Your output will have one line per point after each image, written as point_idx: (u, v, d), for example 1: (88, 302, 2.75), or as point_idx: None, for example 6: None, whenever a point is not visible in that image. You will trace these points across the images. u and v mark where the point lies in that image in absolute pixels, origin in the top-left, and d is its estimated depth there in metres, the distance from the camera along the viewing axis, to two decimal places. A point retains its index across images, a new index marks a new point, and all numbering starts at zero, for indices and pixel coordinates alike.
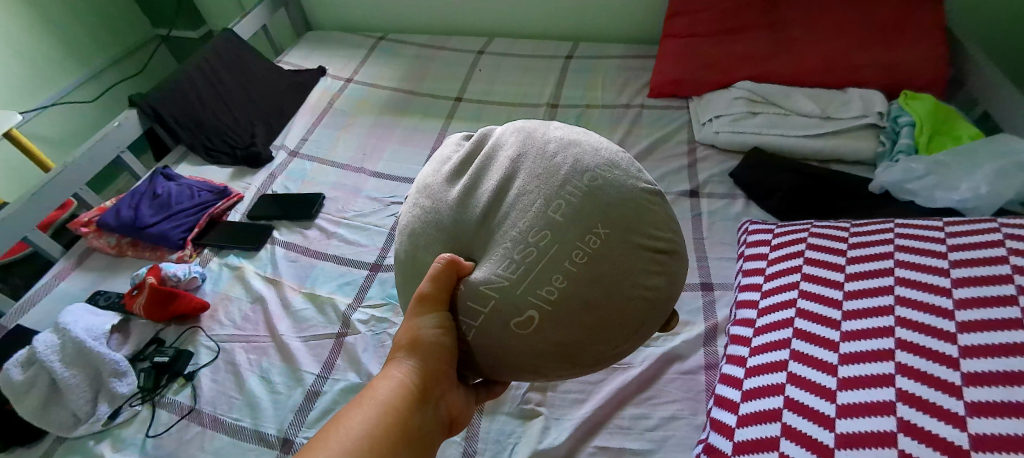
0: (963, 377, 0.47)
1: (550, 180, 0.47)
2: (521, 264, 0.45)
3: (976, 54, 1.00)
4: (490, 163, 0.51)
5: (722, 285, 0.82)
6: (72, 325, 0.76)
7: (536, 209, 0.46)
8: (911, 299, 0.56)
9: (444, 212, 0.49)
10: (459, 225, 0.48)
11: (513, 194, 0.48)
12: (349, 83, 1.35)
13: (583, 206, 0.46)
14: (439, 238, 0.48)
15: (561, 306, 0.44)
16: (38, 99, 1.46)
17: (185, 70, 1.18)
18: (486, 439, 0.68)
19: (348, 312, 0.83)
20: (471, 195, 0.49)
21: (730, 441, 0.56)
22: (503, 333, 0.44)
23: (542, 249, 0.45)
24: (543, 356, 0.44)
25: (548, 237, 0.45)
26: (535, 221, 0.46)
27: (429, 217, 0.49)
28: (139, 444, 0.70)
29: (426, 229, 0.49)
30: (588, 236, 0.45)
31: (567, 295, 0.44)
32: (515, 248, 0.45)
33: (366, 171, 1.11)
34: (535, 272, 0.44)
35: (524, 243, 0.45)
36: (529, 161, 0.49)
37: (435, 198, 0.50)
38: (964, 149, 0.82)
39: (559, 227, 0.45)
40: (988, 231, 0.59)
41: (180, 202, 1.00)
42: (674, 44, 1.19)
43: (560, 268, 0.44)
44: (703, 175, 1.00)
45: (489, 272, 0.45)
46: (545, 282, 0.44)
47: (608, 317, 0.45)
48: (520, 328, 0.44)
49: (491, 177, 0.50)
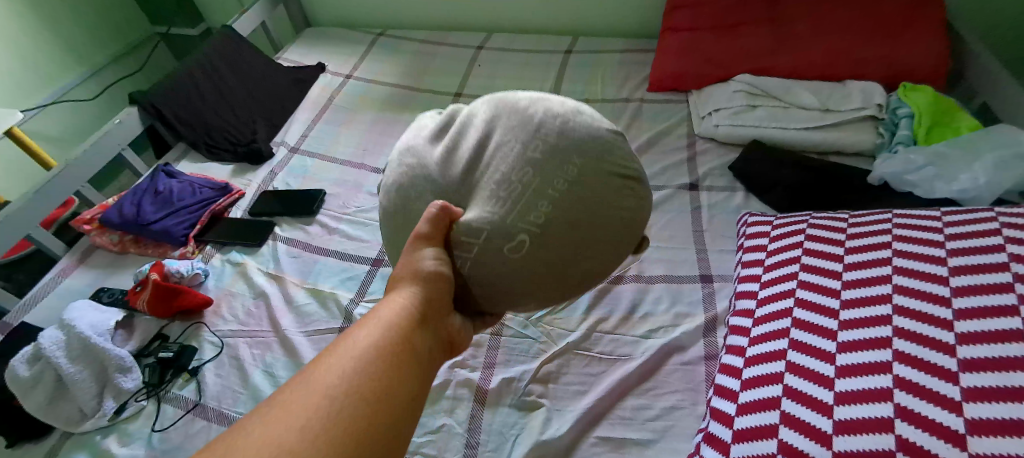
0: (959, 364, 0.48)
1: (526, 124, 0.48)
2: (508, 199, 0.46)
3: (976, 46, 1.00)
4: (467, 122, 0.52)
5: (722, 277, 0.82)
6: (78, 321, 0.76)
7: (517, 149, 0.47)
8: (908, 288, 0.56)
9: (431, 167, 0.49)
10: (444, 177, 0.49)
11: (494, 141, 0.48)
12: (348, 79, 1.36)
13: (559, 142, 0.47)
14: (426, 191, 0.49)
15: (552, 232, 0.46)
16: (39, 97, 1.47)
17: (187, 69, 1.19)
18: (489, 430, 0.68)
19: (351, 307, 0.84)
20: (453, 149, 0.50)
21: (730, 430, 0.57)
22: (499, 266, 0.46)
23: (526, 182, 0.46)
24: (537, 279, 0.46)
25: (531, 173, 0.46)
26: (516, 160, 0.46)
27: (415, 174, 0.49)
28: (146, 438, 0.71)
29: (413, 186, 0.49)
30: (569, 167, 0.46)
31: (556, 223, 0.46)
32: (501, 186, 0.46)
33: (367, 166, 1.11)
34: (522, 202, 0.46)
35: (508, 182, 0.46)
36: (505, 113, 0.49)
37: (419, 155, 0.51)
38: (963, 140, 0.82)
39: (539, 161, 0.46)
40: (985, 220, 0.60)
41: (182, 199, 1.00)
42: (674, 37, 1.19)
43: (546, 200, 0.46)
44: (704, 168, 1.00)
45: (477, 214, 0.46)
46: (532, 209, 0.45)
47: (596, 238, 0.47)
48: (514, 253, 0.46)
49: (471, 133, 0.50)
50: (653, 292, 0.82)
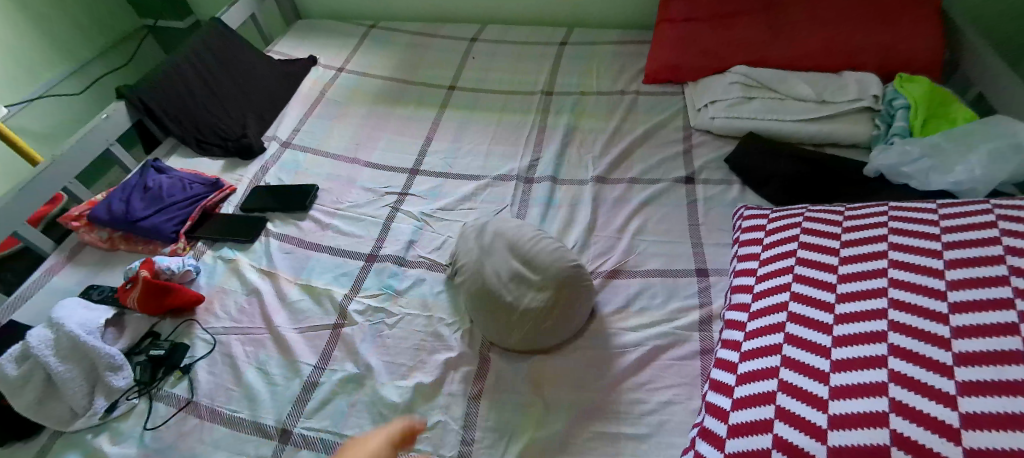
0: (955, 358, 0.47)
1: (518, 276, 0.74)
2: (510, 311, 0.72)
3: (972, 36, 0.99)
4: (489, 254, 0.78)
5: (718, 271, 0.82)
6: (66, 319, 0.75)
7: (510, 292, 0.73)
8: (904, 281, 0.56)
9: (478, 275, 0.76)
10: (480, 285, 0.75)
11: (498, 280, 0.74)
12: (341, 72, 1.34)
13: (537, 285, 0.72)
14: (485, 294, 0.74)
15: (546, 323, 0.71)
16: (24, 92, 1.44)
17: (176, 62, 1.17)
18: (485, 426, 0.68)
19: (345, 303, 0.83)
20: (489, 263, 0.77)
21: (725, 425, 0.56)
22: (524, 328, 0.71)
23: (519, 299, 0.72)
24: (542, 336, 0.71)
25: (534, 286, 0.72)
26: (512, 296, 0.73)
27: (476, 278, 0.76)
28: (139, 437, 0.70)
29: (478, 286, 0.75)
30: (555, 271, 0.72)
31: (552, 313, 0.71)
32: (522, 301, 0.72)
33: (360, 161, 1.10)
34: (517, 312, 0.72)
35: (527, 299, 0.72)
36: (508, 263, 0.76)
37: (476, 264, 0.77)
38: (960, 131, 0.81)
39: (524, 289, 0.73)
40: (981, 212, 0.60)
41: (172, 195, 0.99)
42: (669, 28, 1.18)
43: (548, 299, 0.71)
44: (700, 160, 1.00)
45: (512, 314, 0.72)
46: (524, 313, 0.71)
47: (576, 307, 0.72)
48: (543, 327, 0.71)
49: (489, 263, 0.77)
50: (649, 285, 0.81)
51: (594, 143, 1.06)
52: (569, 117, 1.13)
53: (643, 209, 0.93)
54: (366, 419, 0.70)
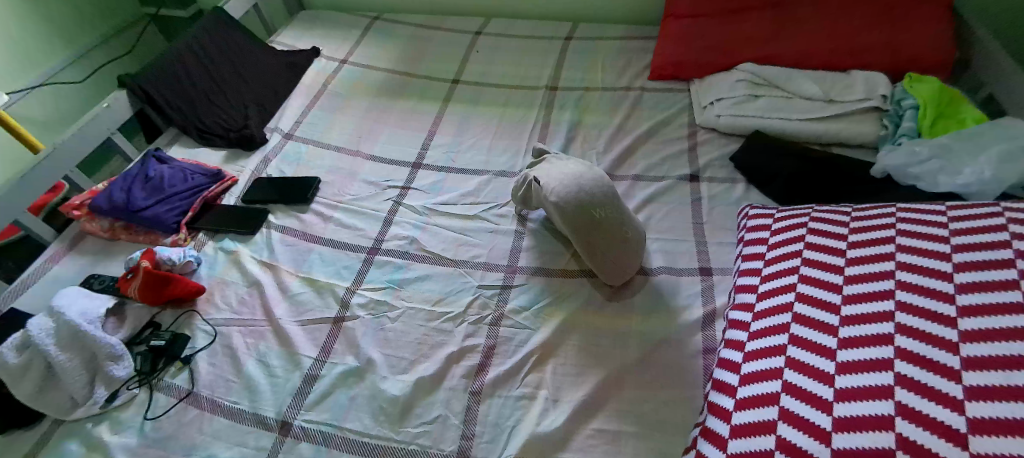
0: (962, 362, 0.47)
1: (597, 185, 0.80)
2: (579, 206, 0.78)
3: (982, 36, 0.98)
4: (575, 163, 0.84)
5: (721, 270, 0.81)
6: (67, 309, 0.74)
7: (586, 193, 0.79)
8: (911, 284, 0.56)
9: (601, 180, 0.81)
10: (556, 180, 0.81)
11: (580, 179, 0.80)
12: (344, 64, 1.33)
13: (607, 204, 0.79)
14: (593, 188, 0.80)
15: (617, 233, 0.78)
16: (25, 79, 1.43)
17: (177, 51, 1.16)
18: (486, 421, 0.68)
19: (347, 296, 0.83)
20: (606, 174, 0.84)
21: (727, 424, 0.56)
22: (596, 232, 0.78)
23: (590, 204, 0.78)
24: (594, 248, 0.78)
25: (627, 210, 0.82)
26: (584, 196, 0.79)
27: (592, 174, 0.82)
28: (138, 427, 0.70)
29: (587, 180, 0.80)
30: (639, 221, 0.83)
31: (626, 232, 0.79)
32: (619, 209, 0.80)
33: (363, 153, 1.10)
34: (585, 210, 0.78)
35: (621, 208, 0.80)
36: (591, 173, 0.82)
37: (588, 165, 0.84)
38: (969, 132, 0.81)
39: (597, 198, 0.79)
40: (990, 215, 0.59)
41: (173, 185, 0.98)
42: (676, 24, 1.16)
43: (628, 224, 0.80)
44: (705, 158, 0.99)
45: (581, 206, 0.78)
46: (589, 216, 0.78)
47: (633, 253, 0.79)
48: (604, 238, 0.78)
49: (572, 167, 0.83)
50: (652, 283, 0.81)
51: (598, 139, 1.06)
52: (574, 113, 1.12)
53: (646, 206, 0.93)
54: (366, 413, 0.70)
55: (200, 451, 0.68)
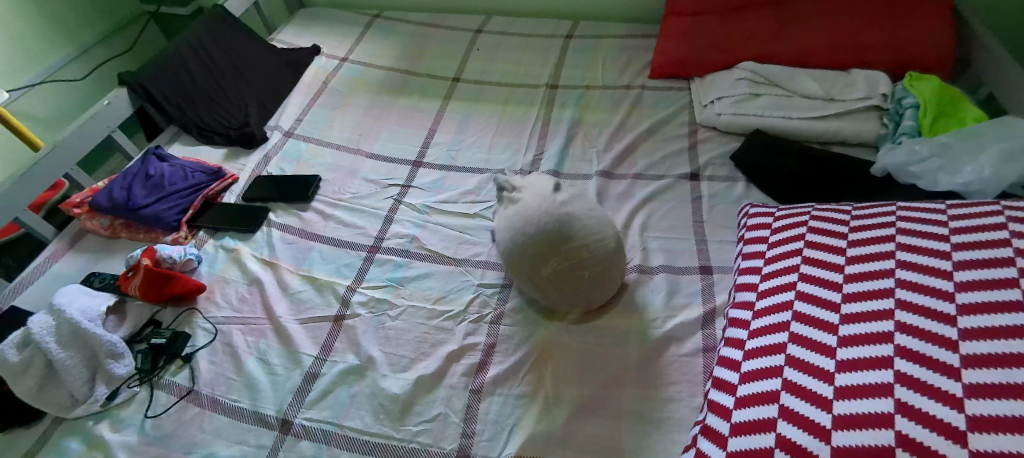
0: (962, 359, 0.47)
1: (552, 241, 0.70)
2: (541, 272, 0.71)
3: (984, 34, 0.98)
4: (529, 208, 0.73)
5: (721, 269, 0.81)
6: (67, 306, 0.74)
7: (543, 256, 0.71)
8: (911, 282, 0.56)
9: (554, 224, 0.71)
10: (510, 243, 0.73)
11: (534, 237, 0.71)
12: (344, 62, 1.33)
13: (568, 256, 0.70)
14: (544, 228, 0.71)
15: (585, 277, 0.71)
16: (26, 76, 1.43)
17: (178, 49, 1.16)
18: (486, 420, 0.68)
19: (347, 294, 0.83)
20: (562, 209, 0.72)
21: (727, 422, 0.56)
22: (558, 287, 0.72)
23: (550, 266, 0.70)
24: (565, 299, 0.73)
25: (592, 236, 0.72)
26: (541, 260, 0.71)
27: (541, 212, 0.72)
28: (139, 425, 0.71)
29: (536, 220, 0.71)
30: (610, 237, 0.73)
31: (596, 264, 0.71)
32: (580, 252, 0.71)
33: (363, 151, 1.09)
34: (544, 275, 0.71)
35: (583, 241, 0.71)
36: (543, 220, 0.71)
37: (537, 208, 0.72)
38: (970, 131, 0.81)
39: (556, 256, 0.70)
40: (990, 214, 0.59)
41: (173, 183, 0.98)
42: (677, 22, 1.16)
43: (596, 254, 0.72)
44: (705, 157, 0.99)
45: (542, 272, 0.71)
46: (551, 279, 0.71)
47: (610, 280, 0.73)
48: (571, 279, 0.71)
49: (525, 216, 0.73)
50: (652, 281, 0.81)
51: (599, 138, 1.06)
52: (574, 111, 1.12)
53: (647, 204, 0.93)
54: (366, 411, 0.70)
55: (200, 449, 0.68)
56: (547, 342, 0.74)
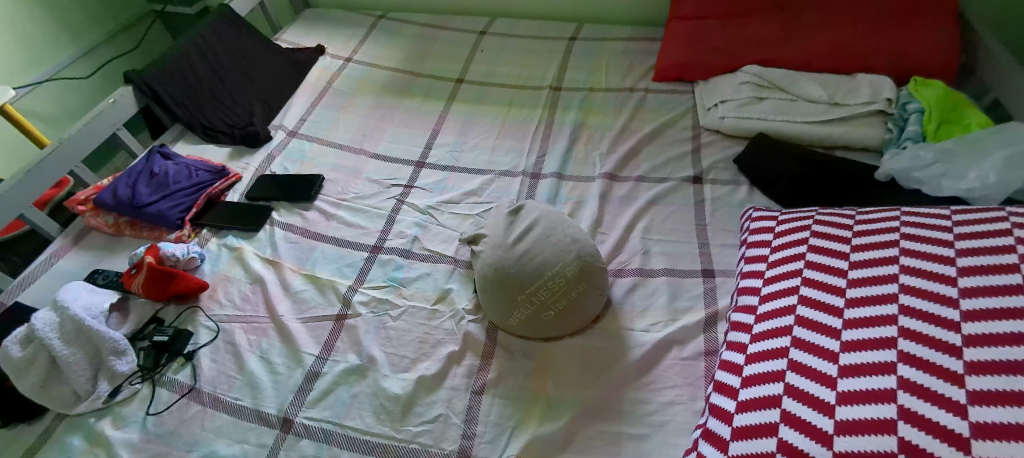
0: (966, 366, 0.47)
1: (541, 274, 0.70)
2: (530, 308, 0.71)
3: (989, 41, 0.98)
4: (514, 246, 0.72)
5: (724, 272, 0.81)
6: (71, 303, 0.74)
7: (532, 292, 0.70)
8: (916, 288, 0.56)
9: (541, 260, 0.70)
10: (495, 284, 0.71)
11: (524, 273, 0.70)
12: (348, 62, 1.33)
13: (557, 287, 0.70)
14: (502, 278, 0.71)
15: (574, 303, 0.71)
16: (31, 74, 1.44)
17: (183, 49, 1.16)
18: (486, 421, 0.68)
19: (349, 294, 0.83)
20: (545, 242, 0.72)
21: (728, 427, 0.56)
22: (545, 318, 0.71)
23: (539, 299, 0.70)
24: (553, 326, 0.72)
25: (552, 269, 0.70)
26: (532, 298, 0.70)
27: (496, 266, 0.71)
28: (140, 422, 0.71)
29: (494, 273, 0.71)
30: (571, 261, 0.71)
31: (566, 297, 0.71)
32: (566, 282, 0.70)
33: (366, 152, 1.10)
34: (535, 309, 0.71)
35: (543, 277, 0.70)
36: (531, 254, 0.71)
37: (521, 245, 0.71)
38: (973, 137, 0.80)
39: (546, 289, 0.70)
40: (995, 220, 0.59)
41: (178, 181, 0.98)
42: (681, 26, 1.16)
43: (562, 286, 0.70)
44: (707, 161, 0.99)
45: (533, 308, 0.71)
46: (542, 313, 0.71)
47: (597, 294, 0.74)
48: (547, 316, 0.71)
49: (510, 254, 0.71)
50: (653, 284, 0.81)
51: (601, 141, 1.06)
52: (577, 113, 1.12)
53: (649, 208, 0.92)
54: (367, 410, 0.70)
55: (201, 447, 0.68)
56: (545, 355, 0.74)
